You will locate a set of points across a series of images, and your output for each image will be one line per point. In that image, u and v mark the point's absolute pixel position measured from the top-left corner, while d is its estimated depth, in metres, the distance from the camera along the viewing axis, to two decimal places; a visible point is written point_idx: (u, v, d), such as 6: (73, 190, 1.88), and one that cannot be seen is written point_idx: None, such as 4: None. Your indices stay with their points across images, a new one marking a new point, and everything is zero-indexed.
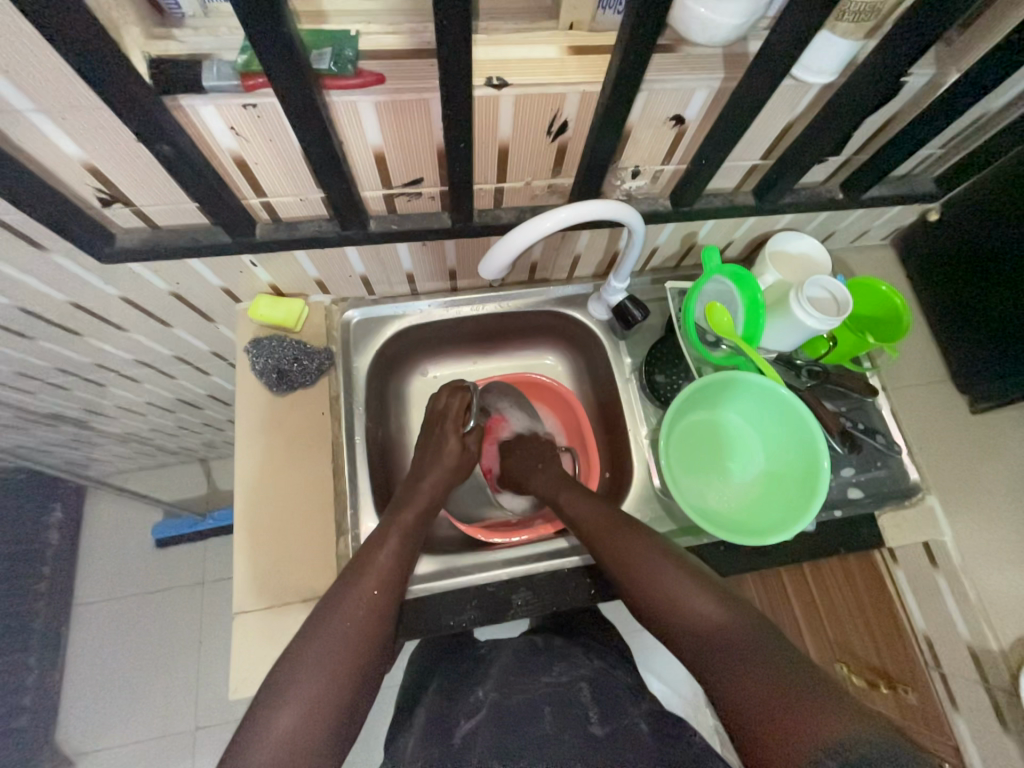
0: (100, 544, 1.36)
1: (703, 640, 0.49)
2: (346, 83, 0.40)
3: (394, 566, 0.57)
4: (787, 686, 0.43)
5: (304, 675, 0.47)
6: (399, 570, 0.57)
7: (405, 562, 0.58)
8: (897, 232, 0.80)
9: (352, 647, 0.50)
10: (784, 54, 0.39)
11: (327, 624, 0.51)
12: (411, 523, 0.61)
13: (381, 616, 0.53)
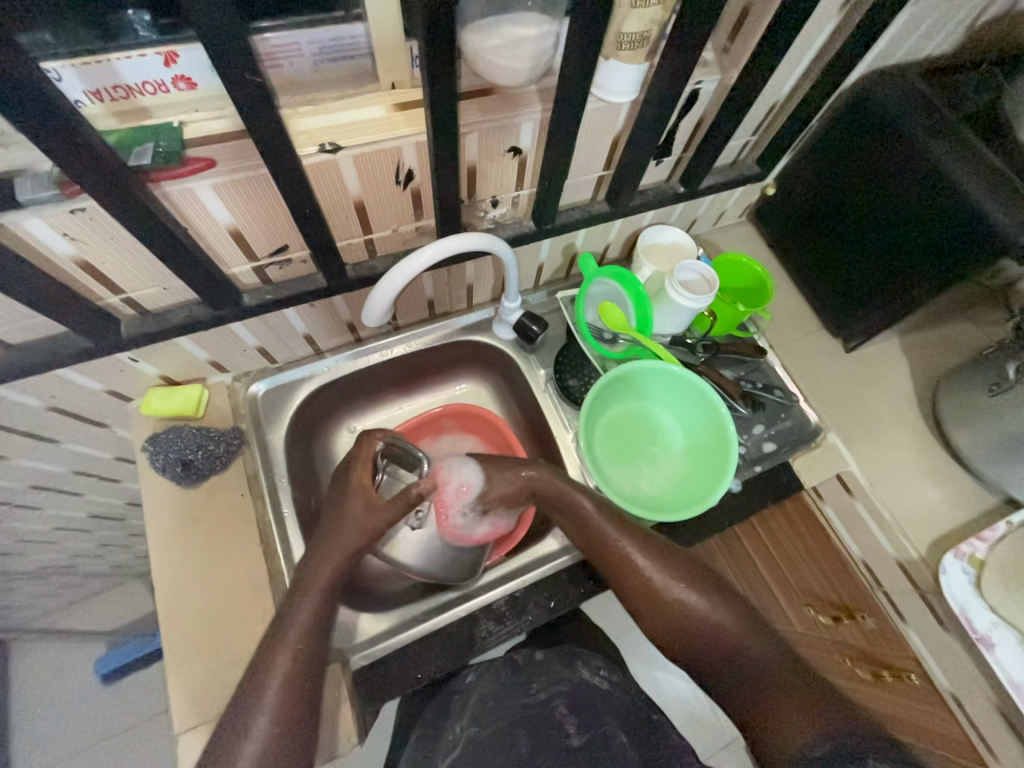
0: (34, 699, 1.20)
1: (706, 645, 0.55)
2: (175, 173, 0.41)
3: (326, 604, 0.55)
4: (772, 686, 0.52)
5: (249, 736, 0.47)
6: (319, 637, 0.53)
7: (325, 624, 0.54)
8: (749, 209, 0.90)
9: (284, 737, 0.47)
10: (578, 85, 0.44)
11: (262, 682, 0.49)
12: (327, 584, 0.56)
13: (318, 654, 0.52)
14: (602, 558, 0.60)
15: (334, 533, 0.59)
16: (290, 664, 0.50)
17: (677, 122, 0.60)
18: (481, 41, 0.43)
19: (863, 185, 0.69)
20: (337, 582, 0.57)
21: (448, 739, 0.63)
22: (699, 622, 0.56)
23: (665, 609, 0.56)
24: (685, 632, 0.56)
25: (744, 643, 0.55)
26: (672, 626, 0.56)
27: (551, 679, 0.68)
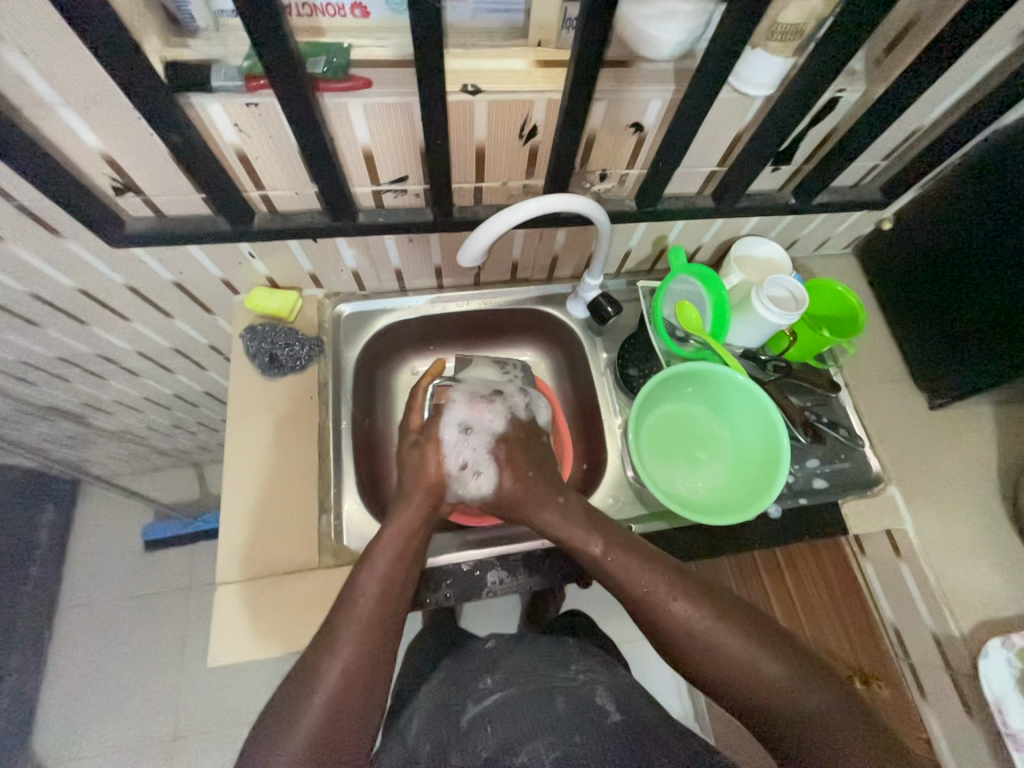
0: (89, 545, 1.37)
1: (705, 656, 0.53)
2: (337, 86, 0.46)
3: (397, 579, 0.56)
4: (775, 694, 0.51)
5: (320, 686, 0.49)
6: (394, 583, 0.56)
7: (401, 574, 0.57)
8: (857, 242, 0.86)
9: (359, 671, 0.50)
10: (716, 68, 0.45)
11: (333, 647, 0.51)
12: (409, 531, 0.60)
13: (389, 618, 0.54)
14: (644, 620, 0.56)
15: (396, 521, 0.60)
16: (358, 631, 0.52)
17: (805, 130, 0.59)
18: (640, 7, 0.45)
19: (998, 247, 0.64)
20: (404, 559, 0.58)
21: (479, 688, 0.64)
22: (713, 646, 0.53)
23: (713, 661, 0.53)
24: (746, 686, 0.51)
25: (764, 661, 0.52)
26: (728, 682, 0.52)
27: (592, 668, 0.67)
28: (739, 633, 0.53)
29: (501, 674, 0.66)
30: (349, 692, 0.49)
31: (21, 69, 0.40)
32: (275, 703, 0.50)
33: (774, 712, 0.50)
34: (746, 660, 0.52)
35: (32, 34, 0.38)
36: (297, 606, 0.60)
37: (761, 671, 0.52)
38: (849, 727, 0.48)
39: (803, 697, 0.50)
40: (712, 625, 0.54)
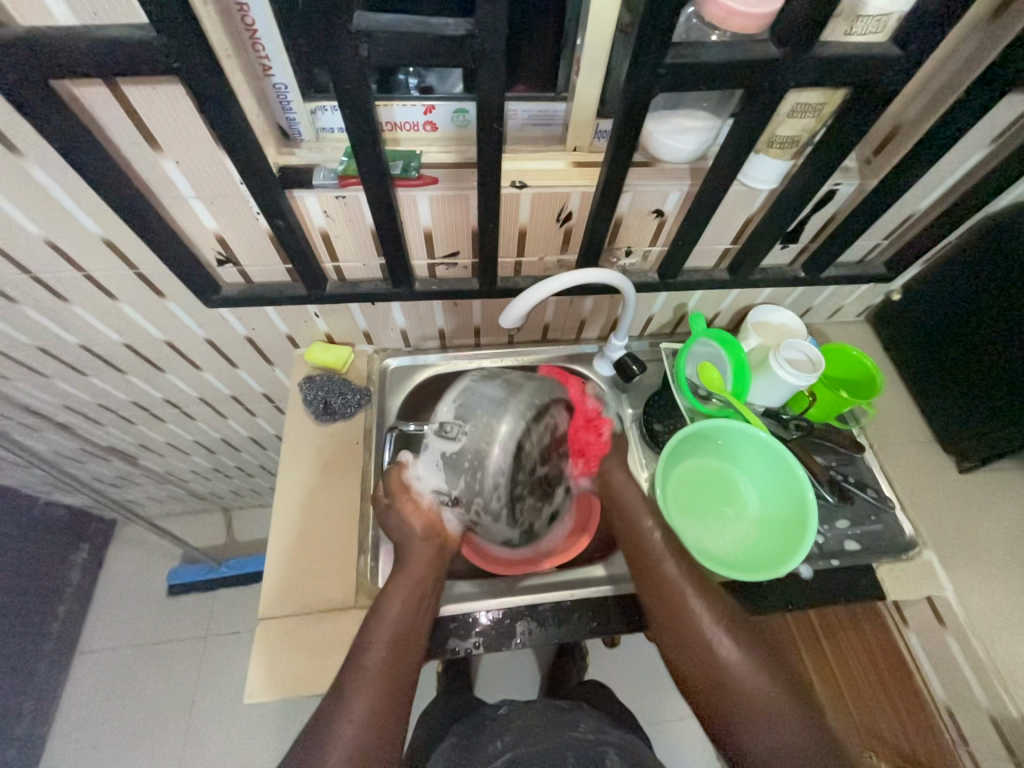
0: (118, 587, 1.39)
1: (680, 628, 0.61)
2: (410, 182, 0.56)
3: (406, 625, 0.59)
4: (737, 690, 0.57)
5: (336, 743, 0.51)
6: (409, 626, 0.59)
7: (413, 614, 0.60)
8: (869, 310, 0.91)
9: (373, 725, 0.53)
10: (727, 170, 0.54)
11: (344, 703, 0.54)
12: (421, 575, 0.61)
13: (400, 668, 0.56)
14: (652, 585, 0.64)
15: (407, 570, 0.62)
16: (372, 686, 0.55)
17: (810, 214, 0.66)
18: (696, 112, 0.54)
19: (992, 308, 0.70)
20: (413, 607, 0.60)
21: (487, 751, 0.63)
22: (691, 631, 0.60)
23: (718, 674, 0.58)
24: (727, 689, 0.57)
25: (735, 660, 0.58)
26: (703, 678, 0.59)
27: (600, 729, 0.66)
28: (723, 634, 0.60)
29: (510, 736, 0.65)
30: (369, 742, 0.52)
31: (171, 172, 0.51)
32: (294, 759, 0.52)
33: (745, 719, 0.56)
34: (725, 669, 0.58)
35: (188, 149, 0.49)
36: (330, 645, 0.62)
37: (724, 661, 0.59)
38: (816, 745, 0.54)
39: (772, 712, 0.56)
40: (729, 644, 0.59)
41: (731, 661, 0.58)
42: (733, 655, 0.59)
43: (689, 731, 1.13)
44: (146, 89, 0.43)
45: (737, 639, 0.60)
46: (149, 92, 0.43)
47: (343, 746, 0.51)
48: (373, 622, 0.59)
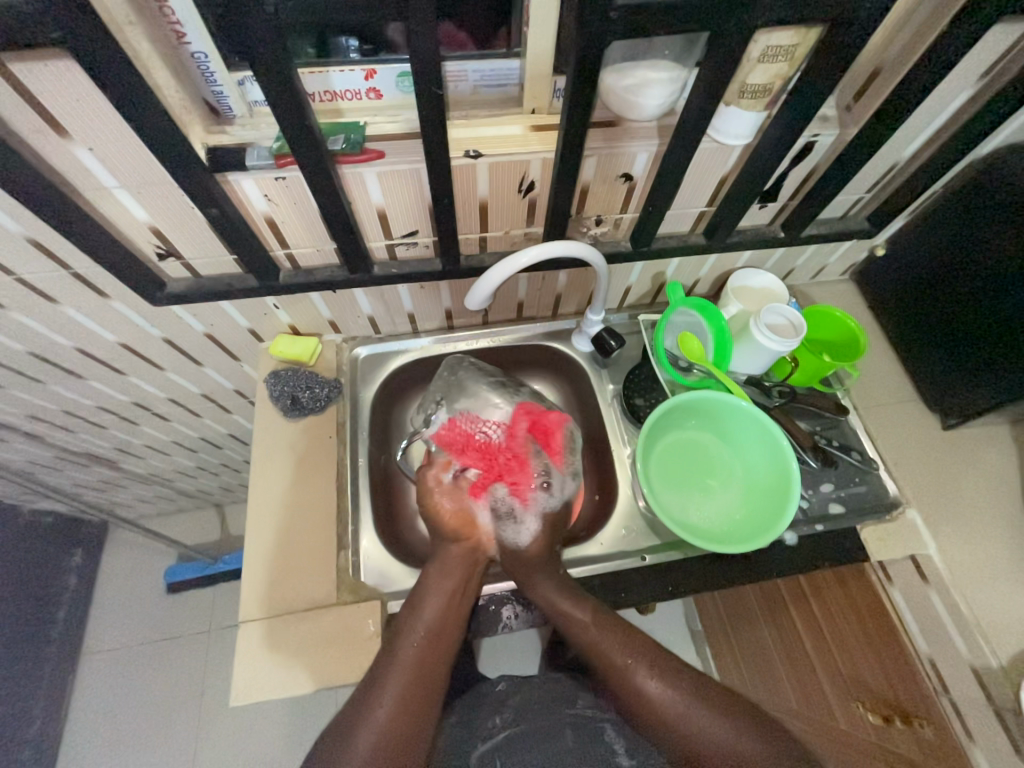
0: (116, 589, 1.39)
1: (613, 684, 0.55)
2: (353, 158, 0.51)
3: (442, 624, 0.58)
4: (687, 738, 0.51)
5: (366, 731, 0.50)
6: (444, 622, 0.58)
7: (450, 613, 0.60)
8: (853, 268, 0.88)
9: (405, 716, 0.51)
10: (694, 126, 0.50)
11: (377, 692, 0.52)
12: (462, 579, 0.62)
13: (432, 666, 0.55)
14: (616, 684, 0.55)
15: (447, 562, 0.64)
16: (407, 674, 0.54)
17: (787, 170, 0.63)
18: (659, 61, 0.49)
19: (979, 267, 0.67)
20: (453, 603, 0.60)
21: (485, 725, 0.65)
22: (622, 684, 0.55)
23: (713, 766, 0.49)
24: (679, 741, 0.51)
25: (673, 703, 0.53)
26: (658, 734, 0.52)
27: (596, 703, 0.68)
28: (650, 677, 0.55)
29: (509, 711, 0.67)
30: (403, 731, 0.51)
31: (87, 161, 0.46)
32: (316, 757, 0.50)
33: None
34: (669, 717, 0.52)
35: (99, 133, 0.44)
36: (314, 643, 0.62)
37: (663, 706, 0.53)
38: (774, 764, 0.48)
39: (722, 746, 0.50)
40: (704, 718, 0.51)
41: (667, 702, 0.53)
42: (664, 692, 0.53)
43: None
44: (35, 66, 0.38)
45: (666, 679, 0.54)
46: (40, 70, 0.38)
47: (371, 735, 0.50)
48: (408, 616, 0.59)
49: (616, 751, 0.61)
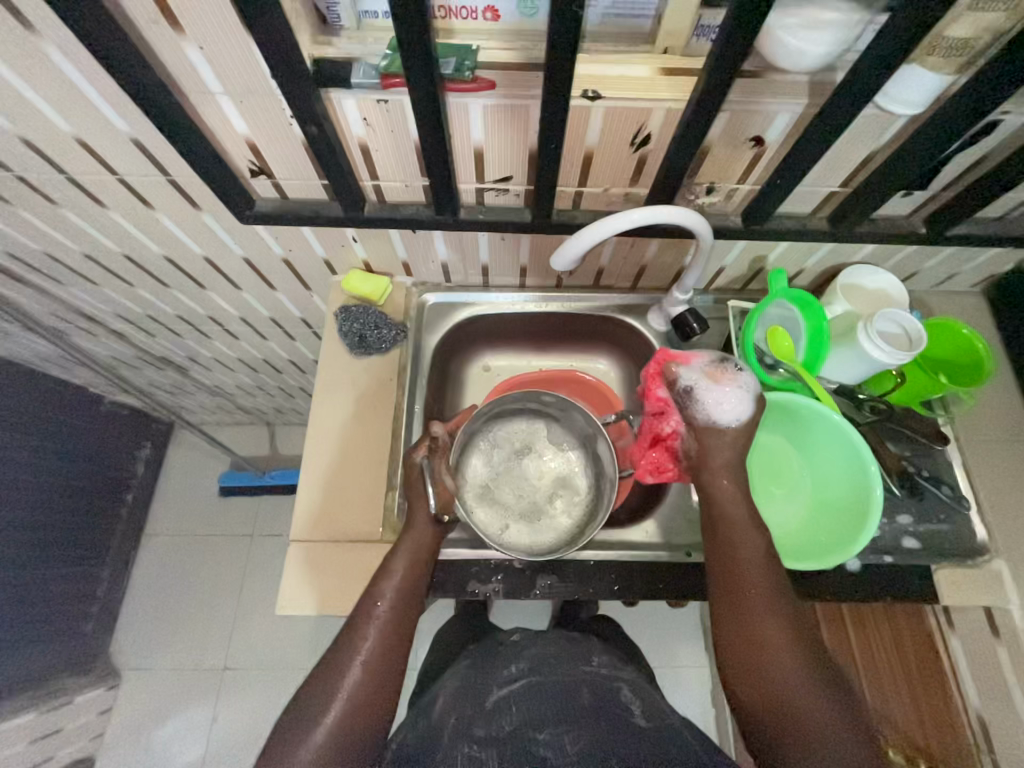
0: (176, 483, 1.53)
1: (728, 570, 0.54)
2: (462, 86, 0.47)
3: (410, 587, 0.58)
4: (769, 652, 0.50)
5: (338, 689, 0.51)
6: (412, 589, 0.58)
7: (418, 580, 0.59)
8: (990, 281, 0.76)
9: (373, 680, 0.52)
10: (862, 87, 0.42)
11: (352, 647, 0.53)
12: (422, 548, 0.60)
13: (397, 640, 0.55)
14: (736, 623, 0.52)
15: (407, 539, 0.61)
16: (377, 634, 0.54)
17: (953, 153, 0.53)
18: (832, 2, 0.41)
19: None
20: (419, 567, 0.59)
21: (503, 672, 0.63)
22: (741, 575, 0.54)
23: (793, 717, 0.48)
24: (758, 649, 0.51)
25: (776, 621, 0.52)
26: (740, 630, 0.52)
27: (613, 665, 0.66)
28: (772, 588, 0.53)
29: (524, 662, 0.64)
30: (369, 694, 0.51)
31: (196, 61, 0.45)
32: (293, 705, 0.51)
33: (772, 690, 0.49)
34: (765, 626, 0.51)
35: (211, 30, 0.42)
36: (357, 573, 0.65)
37: (766, 619, 0.52)
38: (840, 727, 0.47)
39: (802, 687, 0.49)
40: (795, 655, 0.50)
41: (772, 619, 0.52)
42: (774, 610, 0.52)
43: (693, 679, 1.16)
44: None
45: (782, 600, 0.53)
46: None
47: (344, 697, 0.51)
48: (368, 600, 0.57)
49: (635, 712, 0.57)
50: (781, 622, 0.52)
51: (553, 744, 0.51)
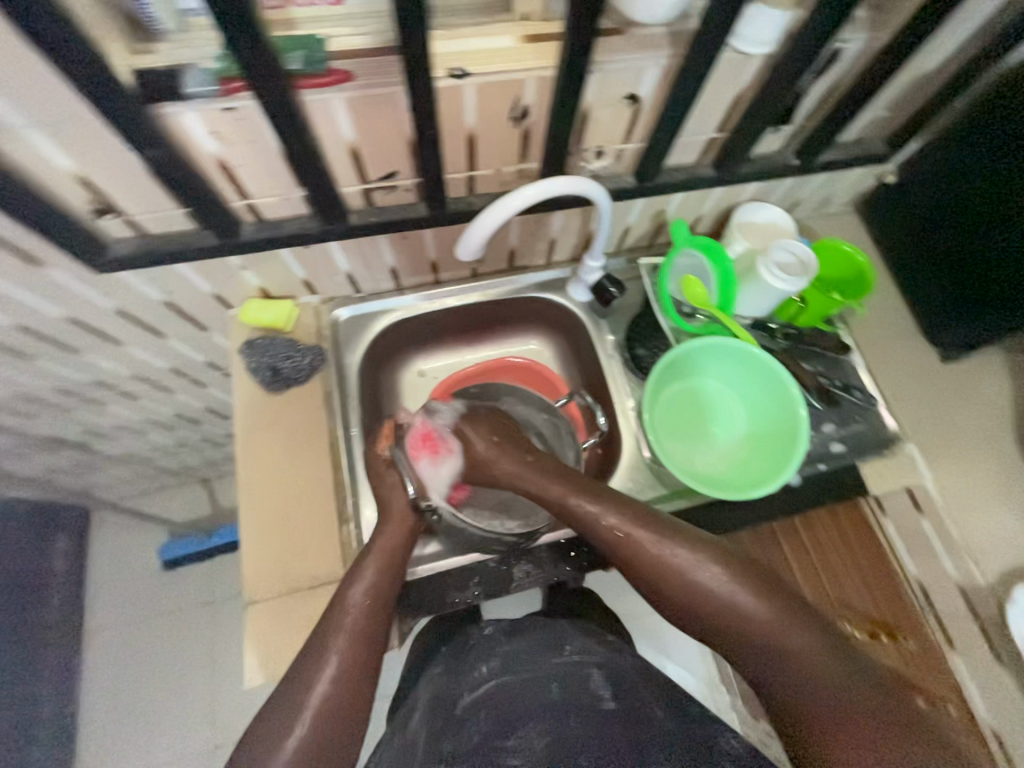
0: (109, 570, 1.36)
1: (625, 553, 0.55)
2: (318, 81, 0.43)
3: (383, 585, 0.55)
4: (703, 600, 0.51)
5: (304, 701, 0.47)
6: (386, 589, 0.55)
7: (391, 581, 0.56)
8: (858, 198, 0.84)
9: (344, 687, 0.48)
10: (714, 31, 0.43)
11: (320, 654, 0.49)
12: (395, 549, 0.58)
13: (370, 641, 0.51)
14: (728, 629, 0.51)
15: (381, 538, 0.58)
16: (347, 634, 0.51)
17: (808, 86, 0.56)
18: None
19: (997, 193, 0.63)
20: (391, 573, 0.56)
21: (478, 667, 0.62)
22: (634, 549, 0.54)
23: (754, 643, 0.49)
24: (695, 602, 0.52)
25: (690, 567, 0.52)
26: (669, 593, 0.53)
27: (585, 646, 0.63)
28: (669, 543, 0.54)
29: (495, 658, 0.61)
30: (343, 703, 0.47)
31: None
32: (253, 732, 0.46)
33: (727, 628, 0.50)
34: (684, 578, 0.52)
35: None
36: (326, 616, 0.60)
37: (680, 571, 0.53)
38: (790, 634, 0.48)
39: (745, 616, 0.50)
40: (725, 587, 0.51)
41: (684, 570, 0.52)
42: (683, 559, 0.53)
43: None
44: None
45: (685, 547, 0.54)
46: None
47: (311, 707, 0.46)
48: (333, 616, 0.52)
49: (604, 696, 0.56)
50: (694, 568, 0.52)
51: (520, 750, 0.51)
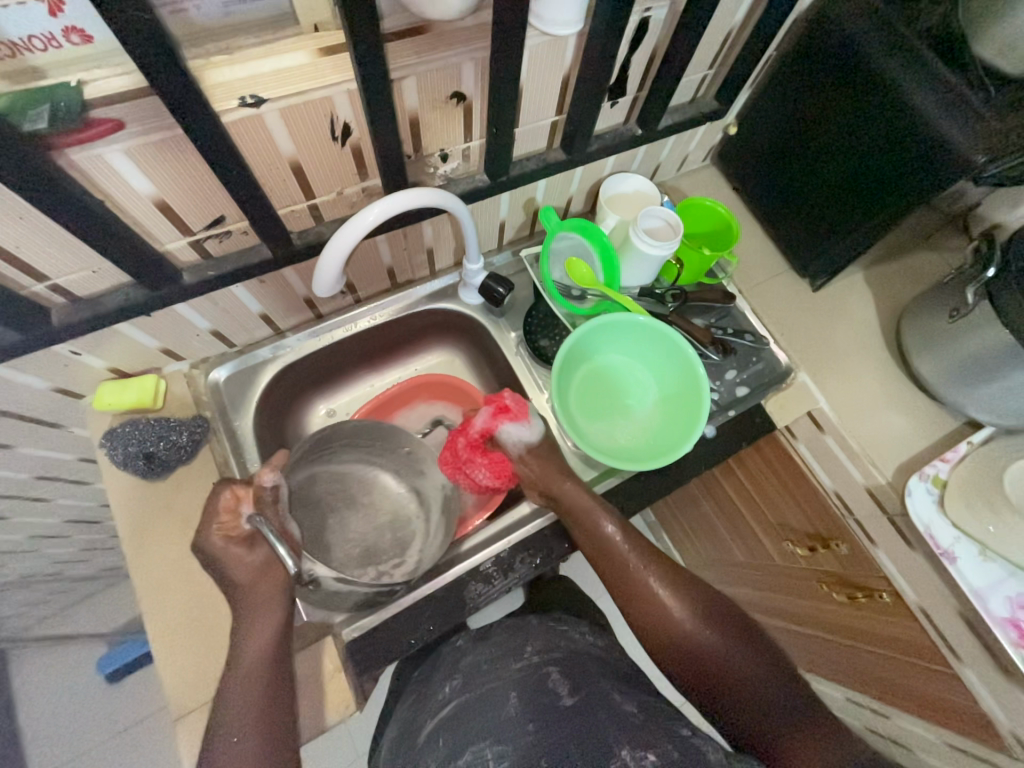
0: (44, 706, 1.20)
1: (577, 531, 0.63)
2: (78, 138, 0.37)
3: (267, 668, 0.50)
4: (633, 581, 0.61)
5: None
6: (268, 670, 0.50)
7: (274, 662, 0.50)
8: (713, 151, 0.88)
9: None
10: (508, 17, 0.41)
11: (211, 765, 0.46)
12: (279, 626, 0.52)
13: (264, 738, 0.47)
14: (647, 611, 0.60)
15: (254, 618, 0.51)
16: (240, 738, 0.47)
17: (629, 56, 0.57)
18: None
19: (823, 128, 0.67)
20: (277, 652, 0.51)
21: (437, 699, 0.64)
22: (586, 529, 0.63)
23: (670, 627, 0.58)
24: (628, 581, 0.61)
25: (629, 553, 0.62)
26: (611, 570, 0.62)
27: (546, 646, 0.67)
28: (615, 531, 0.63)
29: (458, 678, 0.66)
30: None
31: None
32: None
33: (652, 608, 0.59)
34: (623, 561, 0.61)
35: None
36: None
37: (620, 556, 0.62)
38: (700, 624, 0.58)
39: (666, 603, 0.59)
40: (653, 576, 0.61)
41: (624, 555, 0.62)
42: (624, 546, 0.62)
43: None
44: None
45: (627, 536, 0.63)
46: None
47: None
48: (221, 745, 0.47)
49: (563, 692, 0.59)
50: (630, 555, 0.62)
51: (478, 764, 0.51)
